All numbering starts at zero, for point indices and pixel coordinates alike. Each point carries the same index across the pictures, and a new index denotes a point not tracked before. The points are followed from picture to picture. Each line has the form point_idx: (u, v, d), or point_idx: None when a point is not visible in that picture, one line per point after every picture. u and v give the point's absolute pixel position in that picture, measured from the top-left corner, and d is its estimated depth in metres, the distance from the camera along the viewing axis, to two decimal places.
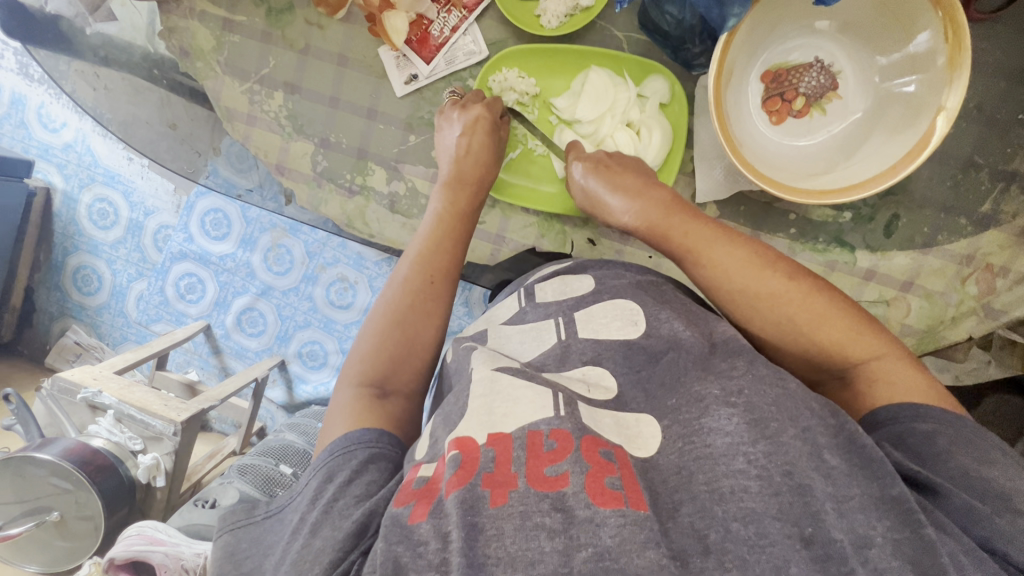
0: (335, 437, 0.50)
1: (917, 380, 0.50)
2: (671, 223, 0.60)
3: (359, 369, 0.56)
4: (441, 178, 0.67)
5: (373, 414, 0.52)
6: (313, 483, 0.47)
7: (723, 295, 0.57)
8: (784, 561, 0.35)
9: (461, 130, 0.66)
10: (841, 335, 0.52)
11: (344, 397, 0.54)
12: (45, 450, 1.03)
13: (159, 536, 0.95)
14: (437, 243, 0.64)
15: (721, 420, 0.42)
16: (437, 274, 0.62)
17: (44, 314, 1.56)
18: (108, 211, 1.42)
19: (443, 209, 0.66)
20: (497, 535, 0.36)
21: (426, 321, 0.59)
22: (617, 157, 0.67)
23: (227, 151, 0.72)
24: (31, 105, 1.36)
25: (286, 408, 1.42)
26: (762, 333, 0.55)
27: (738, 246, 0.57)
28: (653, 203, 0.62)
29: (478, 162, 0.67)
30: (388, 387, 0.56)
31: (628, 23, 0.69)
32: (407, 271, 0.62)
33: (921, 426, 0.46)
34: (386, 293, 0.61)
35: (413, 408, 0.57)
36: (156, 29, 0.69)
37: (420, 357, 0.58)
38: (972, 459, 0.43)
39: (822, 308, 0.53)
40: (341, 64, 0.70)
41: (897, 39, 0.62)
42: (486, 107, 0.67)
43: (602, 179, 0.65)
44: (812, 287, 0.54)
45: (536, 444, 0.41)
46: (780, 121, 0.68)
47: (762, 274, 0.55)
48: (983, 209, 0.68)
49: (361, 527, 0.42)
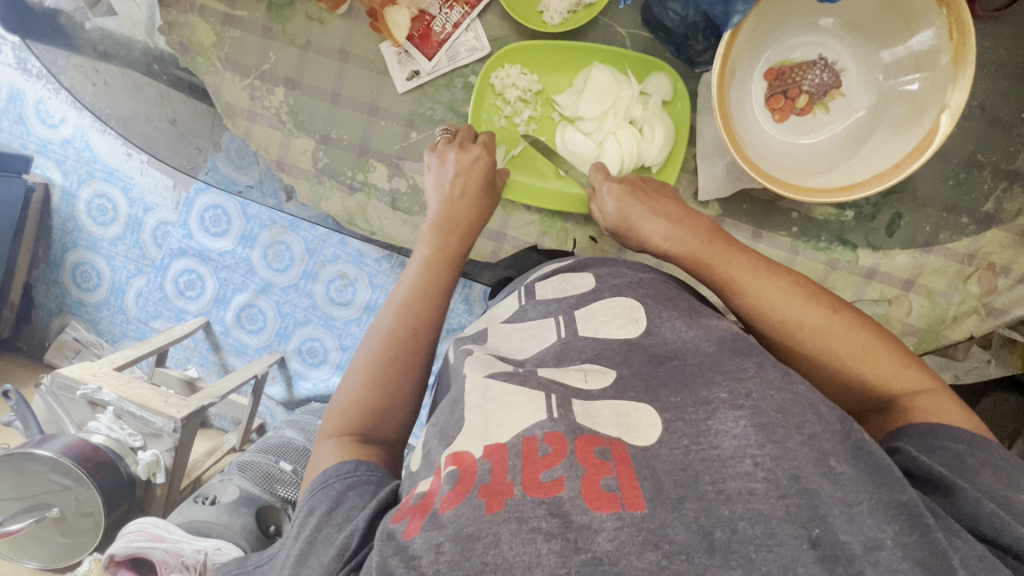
0: (317, 477, 0.49)
1: (957, 410, 0.51)
2: (713, 249, 0.62)
3: (338, 419, 0.54)
4: (432, 219, 0.67)
5: (355, 457, 0.50)
6: (297, 521, 0.48)
7: (767, 326, 0.58)
8: (791, 561, 0.35)
9: (456, 170, 0.67)
10: (885, 367, 0.53)
11: (325, 448, 0.52)
12: (45, 447, 1.03)
13: (159, 533, 0.95)
14: (425, 287, 0.63)
15: (729, 423, 0.42)
16: (425, 317, 0.61)
17: (43, 310, 1.55)
18: (107, 207, 1.41)
19: (432, 251, 0.65)
20: (494, 542, 0.36)
21: (411, 366, 0.57)
22: (654, 184, 0.68)
23: (226, 147, 0.72)
24: (30, 100, 1.35)
25: (286, 405, 1.42)
26: (803, 360, 0.57)
27: (780, 277, 0.59)
28: (693, 230, 0.64)
29: (469, 207, 0.67)
30: (371, 435, 0.53)
31: (631, 19, 0.69)
32: (390, 316, 0.60)
33: (953, 445, 0.47)
34: (369, 339, 0.59)
35: (394, 458, 0.54)
36: (155, 24, 0.69)
37: (404, 405, 0.56)
38: (1000, 482, 0.44)
39: (866, 340, 0.55)
40: (342, 60, 0.69)
41: (901, 37, 0.62)
42: (483, 149, 0.68)
43: (641, 204, 0.66)
44: (855, 321, 0.55)
45: (531, 450, 0.40)
46: (783, 119, 0.68)
47: (807, 306, 0.56)
48: (985, 208, 0.68)
49: (344, 548, 0.42)
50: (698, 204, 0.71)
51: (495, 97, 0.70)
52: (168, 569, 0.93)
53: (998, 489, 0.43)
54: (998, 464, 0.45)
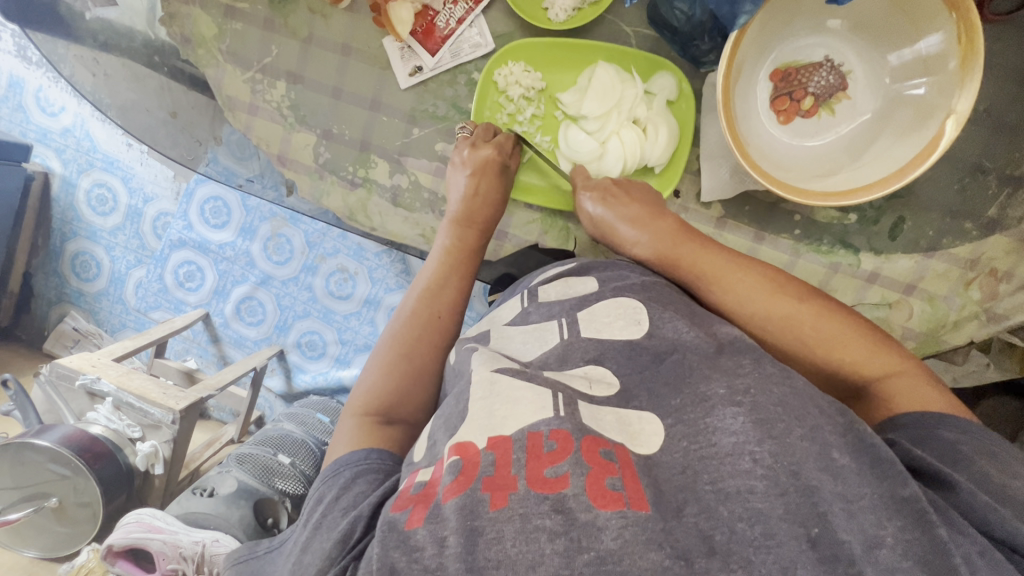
0: (337, 456, 0.53)
1: (930, 391, 0.52)
2: (680, 248, 0.62)
3: (363, 399, 0.58)
4: (449, 215, 0.68)
5: (372, 438, 0.54)
6: (308, 508, 0.50)
7: (739, 321, 0.59)
8: (791, 562, 0.35)
9: (468, 172, 0.67)
10: (856, 353, 0.55)
11: (347, 425, 0.56)
12: (44, 436, 1.03)
13: (157, 524, 0.96)
14: (444, 278, 0.66)
15: (728, 419, 0.42)
16: (442, 309, 0.65)
17: (43, 299, 1.55)
18: (107, 197, 1.41)
19: (450, 245, 0.68)
20: (497, 539, 0.36)
21: (430, 352, 0.62)
22: (626, 183, 0.68)
23: (227, 140, 0.71)
24: (30, 88, 1.34)
25: (285, 397, 1.42)
26: (780, 352, 0.58)
27: (748, 272, 0.59)
28: (660, 230, 0.63)
29: (486, 203, 0.68)
30: (392, 415, 0.58)
31: (637, 17, 0.68)
32: (413, 303, 0.65)
33: (946, 433, 0.47)
34: (393, 325, 0.64)
35: (415, 436, 0.58)
36: (156, 14, 0.68)
37: (424, 386, 0.60)
38: (998, 470, 0.43)
39: (837, 328, 0.56)
40: (345, 54, 0.69)
41: (909, 40, 0.61)
42: (496, 150, 0.67)
43: (612, 209, 0.65)
44: (822, 307, 0.57)
45: (536, 445, 0.41)
46: (788, 120, 0.68)
47: (773, 298, 0.57)
48: (989, 214, 0.68)
49: (346, 536, 0.43)
50: (702, 205, 0.71)
51: (498, 94, 0.70)
52: (166, 559, 0.94)
53: (997, 478, 0.43)
54: (993, 452, 0.45)
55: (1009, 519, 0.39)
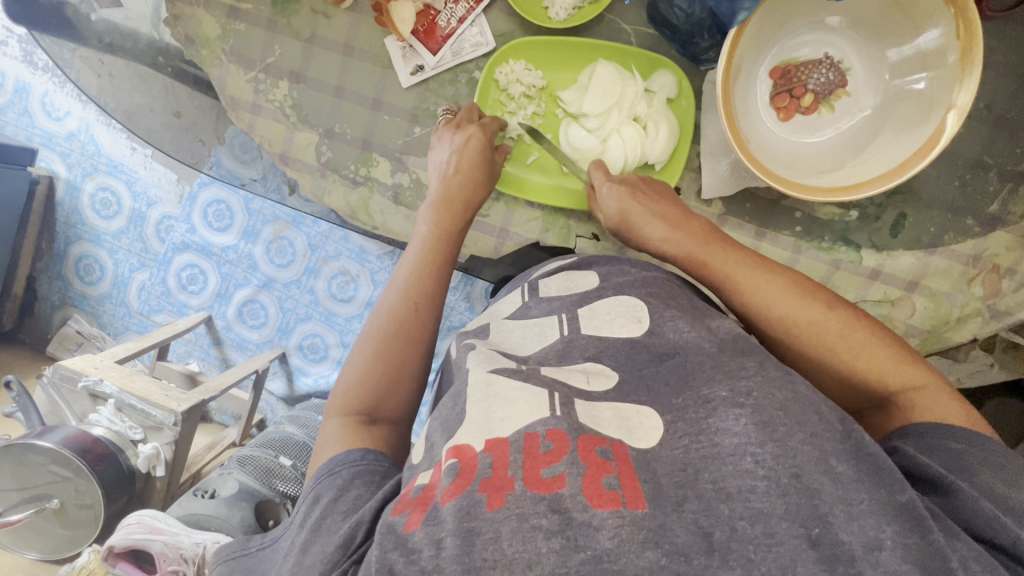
0: (324, 460, 0.52)
1: (954, 407, 0.51)
2: (708, 249, 0.63)
3: (346, 398, 0.57)
4: (433, 198, 0.68)
5: (360, 439, 0.54)
6: (303, 508, 0.49)
7: (763, 322, 0.59)
8: (791, 560, 0.35)
9: (451, 148, 0.66)
10: (881, 363, 0.54)
11: (331, 428, 0.55)
12: (45, 437, 1.03)
13: (158, 525, 0.95)
14: (423, 269, 0.65)
15: (729, 421, 0.42)
16: (420, 300, 0.63)
17: (47, 303, 1.56)
18: (111, 200, 1.42)
19: (429, 232, 0.67)
20: (494, 538, 0.36)
21: (410, 345, 0.60)
22: (650, 182, 0.68)
23: (230, 141, 0.72)
24: (36, 93, 1.36)
25: (286, 400, 1.42)
26: (800, 356, 0.58)
27: (776, 275, 0.59)
28: (691, 230, 0.64)
29: (466, 181, 0.67)
30: (375, 414, 0.57)
31: (636, 16, 0.68)
32: (392, 299, 0.63)
33: (953, 444, 0.47)
34: (372, 319, 0.62)
35: (399, 434, 0.58)
36: (161, 16, 0.69)
37: (406, 386, 0.59)
38: (1000, 481, 0.43)
39: (863, 336, 0.55)
40: (347, 54, 0.69)
41: (907, 35, 0.62)
42: (482, 129, 0.67)
43: (640, 205, 0.65)
44: (852, 315, 0.56)
45: (532, 446, 0.40)
46: (788, 117, 0.68)
47: (801, 302, 0.57)
48: (991, 210, 0.68)
49: (348, 540, 0.43)
50: (703, 202, 0.71)
51: (500, 92, 0.70)
52: (167, 561, 0.93)
53: (1000, 489, 0.43)
54: (999, 462, 0.45)
55: (1005, 524, 0.40)
